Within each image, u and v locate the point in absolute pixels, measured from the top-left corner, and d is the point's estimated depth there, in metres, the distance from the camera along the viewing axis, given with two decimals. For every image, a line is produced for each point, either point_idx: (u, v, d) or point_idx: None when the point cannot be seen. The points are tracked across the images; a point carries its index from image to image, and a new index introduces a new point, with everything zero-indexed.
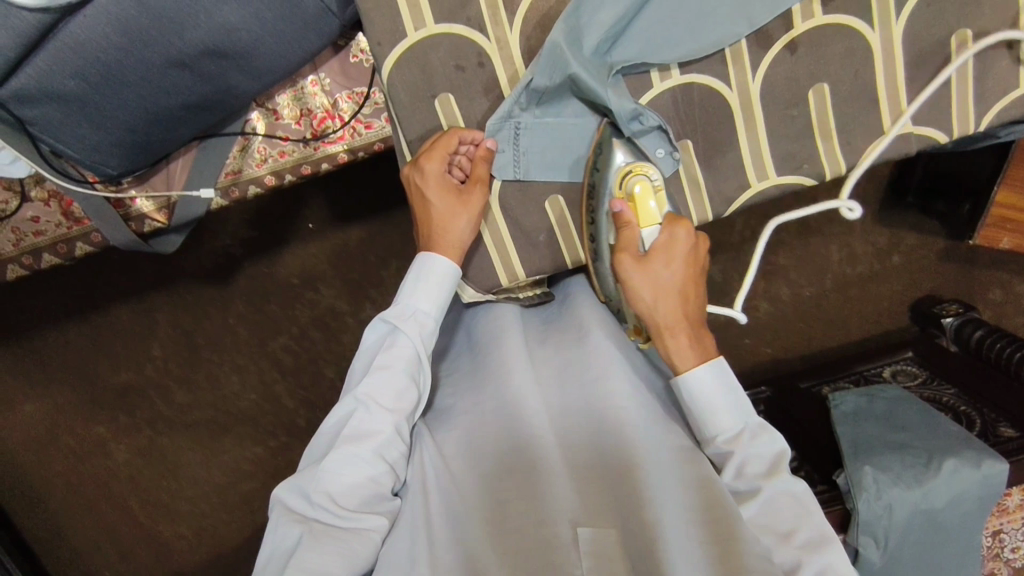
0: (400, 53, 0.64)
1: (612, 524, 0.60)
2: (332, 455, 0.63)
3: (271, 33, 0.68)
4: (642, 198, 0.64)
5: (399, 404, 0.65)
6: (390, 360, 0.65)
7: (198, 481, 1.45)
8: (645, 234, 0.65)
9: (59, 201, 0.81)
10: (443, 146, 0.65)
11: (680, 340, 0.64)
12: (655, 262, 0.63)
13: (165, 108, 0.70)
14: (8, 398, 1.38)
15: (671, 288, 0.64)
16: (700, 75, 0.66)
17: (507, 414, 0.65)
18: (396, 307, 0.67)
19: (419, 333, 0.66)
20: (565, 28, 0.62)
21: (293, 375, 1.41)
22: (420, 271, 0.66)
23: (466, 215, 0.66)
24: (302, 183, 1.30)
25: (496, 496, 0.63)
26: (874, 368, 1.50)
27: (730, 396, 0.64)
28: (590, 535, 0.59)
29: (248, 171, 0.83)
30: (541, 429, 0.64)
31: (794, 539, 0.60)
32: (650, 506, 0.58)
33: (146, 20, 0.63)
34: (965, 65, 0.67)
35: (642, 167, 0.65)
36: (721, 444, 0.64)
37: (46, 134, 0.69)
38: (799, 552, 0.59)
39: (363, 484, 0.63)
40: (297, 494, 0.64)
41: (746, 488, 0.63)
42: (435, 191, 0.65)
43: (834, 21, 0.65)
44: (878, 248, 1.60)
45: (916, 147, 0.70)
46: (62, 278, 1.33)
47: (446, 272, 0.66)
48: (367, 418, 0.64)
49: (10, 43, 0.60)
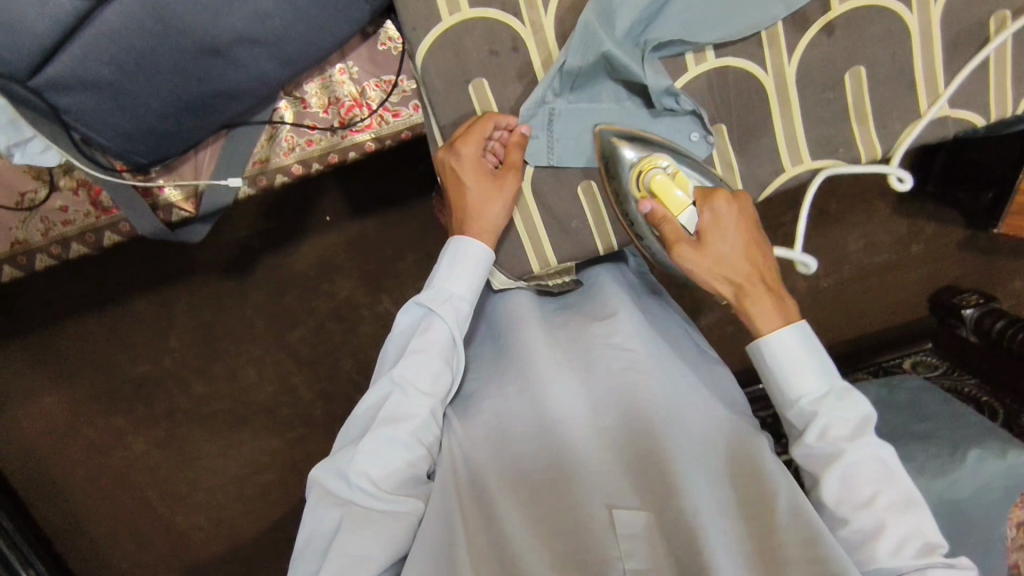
0: (435, 38, 0.64)
1: (646, 505, 0.61)
2: (368, 438, 0.63)
3: (303, 21, 0.68)
4: (664, 188, 0.63)
5: (435, 387, 0.65)
6: (425, 344, 0.65)
7: (217, 472, 1.45)
8: (685, 220, 0.63)
9: (88, 190, 0.82)
10: (479, 130, 0.64)
11: (761, 304, 0.62)
12: (710, 244, 0.61)
13: (196, 98, 0.70)
14: (28, 391, 1.39)
15: (736, 259, 0.62)
16: (736, 59, 0.66)
17: (531, 394, 0.64)
18: (431, 291, 0.66)
19: (454, 316, 0.66)
20: (599, 11, 0.62)
21: (311, 367, 1.41)
22: (455, 255, 0.66)
23: (501, 200, 0.66)
24: (321, 174, 1.30)
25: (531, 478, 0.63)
26: (895, 359, 1.49)
27: (815, 358, 0.61)
28: (628, 516, 0.60)
29: (276, 160, 0.83)
30: (577, 411, 0.64)
31: (878, 505, 0.57)
32: (687, 489, 0.58)
33: (180, 6, 0.63)
34: (1003, 46, 0.66)
35: (652, 160, 0.64)
36: (806, 406, 0.61)
37: (80, 123, 0.70)
38: (881, 513, 0.57)
39: (400, 467, 0.63)
40: (334, 477, 0.64)
41: (829, 452, 0.59)
42: (472, 176, 0.65)
43: (872, 3, 0.65)
44: (896, 239, 1.59)
45: (952, 130, 0.69)
46: (82, 269, 1.33)
47: (480, 256, 0.66)
48: (405, 401, 0.64)
49: (50, 32, 0.62)
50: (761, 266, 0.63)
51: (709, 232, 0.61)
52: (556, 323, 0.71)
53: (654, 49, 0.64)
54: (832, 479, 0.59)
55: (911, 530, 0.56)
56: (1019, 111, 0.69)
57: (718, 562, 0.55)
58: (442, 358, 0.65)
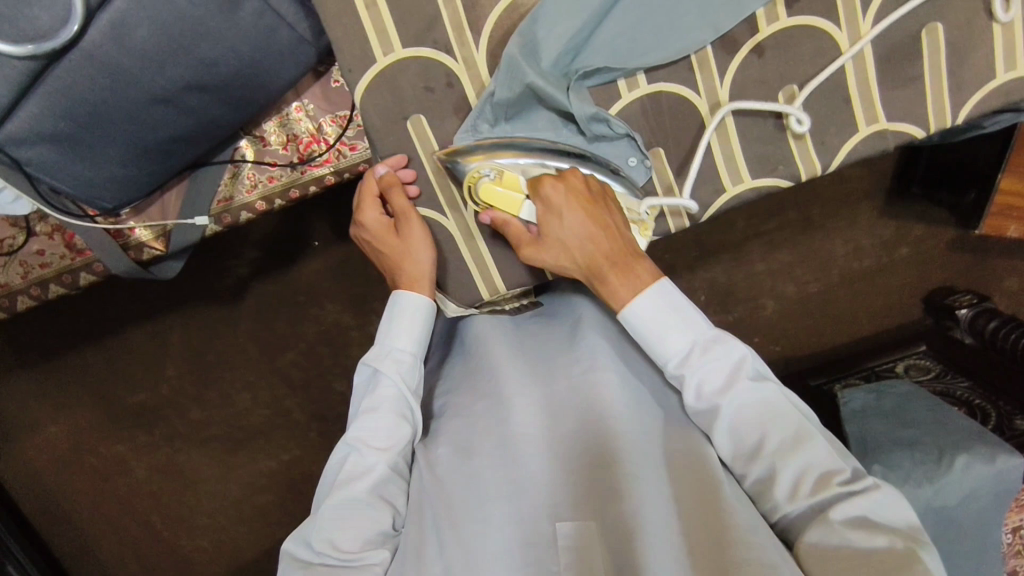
0: (371, 78, 0.66)
1: (588, 515, 0.59)
2: (329, 500, 0.65)
3: (250, 65, 0.72)
4: (496, 192, 0.65)
5: (390, 441, 0.67)
6: (375, 399, 0.68)
7: (216, 495, 1.48)
8: (525, 215, 0.65)
9: (62, 234, 0.85)
10: (369, 195, 0.70)
11: (611, 284, 0.63)
12: (549, 233, 0.64)
13: (154, 141, 0.74)
14: (32, 422, 1.43)
15: (574, 243, 0.63)
16: (667, 84, 0.67)
17: (491, 425, 0.66)
18: (376, 349, 0.70)
19: (398, 370, 0.69)
20: (523, 43, 0.64)
21: (303, 390, 1.44)
22: (392, 313, 0.70)
23: (414, 247, 0.69)
24: (304, 202, 1.33)
25: (479, 500, 0.62)
26: (886, 364, 1.49)
27: (671, 318, 0.63)
28: (572, 529, 0.58)
29: (239, 197, 0.85)
30: (522, 432, 0.64)
31: (766, 450, 0.59)
32: (629, 499, 0.58)
33: (129, 61, 0.65)
34: (937, 59, 0.66)
35: (477, 167, 0.65)
36: (672, 370, 0.63)
37: (42, 173, 0.72)
38: (770, 458, 0.59)
39: (363, 524, 0.64)
40: (302, 544, 0.66)
41: (709, 408, 0.62)
42: (382, 238, 0.70)
43: (800, 23, 0.65)
44: (884, 241, 1.58)
45: (893, 143, 0.69)
46: (79, 303, 1.37)
47: (417, 306, 0.69)
48: (362, 459, 0.67)
49: (5, 90, 0.63)
50: (605, 241, 0.63)
51: (546, 224, 0.64)
52: (520, 351, 0.73)
53: (583, 77, 0.66)
54: (722, 438, 0.61)
55: (809, 463, 0.58)
56: (961, 121, 0.69)
57: (645, 545, 0.56)
58: (393, 412, 0.67)
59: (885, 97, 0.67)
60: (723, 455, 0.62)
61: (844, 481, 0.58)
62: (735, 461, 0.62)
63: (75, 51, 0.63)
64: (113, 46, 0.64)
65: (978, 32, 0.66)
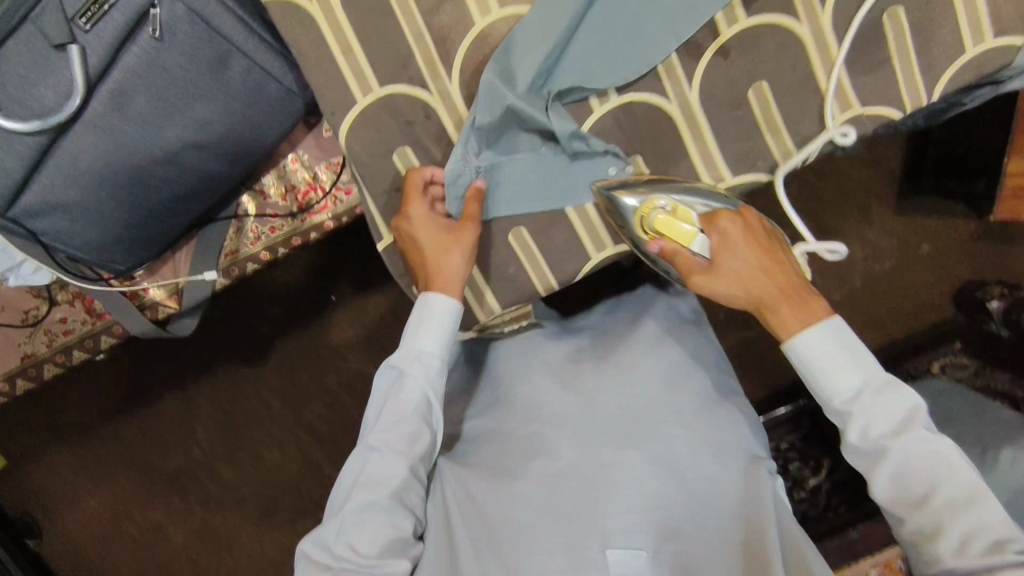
0: (354, 117, 0.69)
1: (641, 545, 0.58)
2: (353, 506, 0.63)
3: (242, 122, 0.75)
4: (669, 222, 0.64)
5: (412, 447, 0.65)
6: (400, 402, 0.66)
7: (252, 557, 1.48)
8: (695, 246, 0.63)
9: (82, 300, 0.89)
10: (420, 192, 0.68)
11: (780, 312, 0.61)
12: (722, 264, 0.62)
13: (158, 202, 0.78)
14: (73, 495, 1.46)
15: (749, 272, 0.61)
16: (639, 94, 0.69)
17: (531, 451, 0.65)
18: (402, 352, 0.68)
19: (427, 374, 0.67)
20: (497, 68, 0.66)
21: (330, 442, 1.44)
22: (420, 315, 0.67)
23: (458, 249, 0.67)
24: (317, 255, 1.37)
25: (521, 519, 0.62)
26: (920, 364, 1.44)
27: (844, 353, 0.61)
28: (623, 556, 0.58)
29: (244, 250, 0.89)
30: (561, 451, 0.63)
31: (933, 498, 0.57)
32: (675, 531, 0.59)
33: (128, 126, 0.70)
34: (900, 40, 0.67)
35: (652, 199, 0.65)
36: (841, 405, 0.61)
37: (57, 242, 0.77)
38: (938, 511, 0.56)
39: (384, 534, 0.62)
40: (319, 546, 0.63)
41: (874, 450, 0.60)
42: (429, 233, 0.67)
43: (760, 22, 0.67)
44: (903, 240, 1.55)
45: (873, 126, 0.69)
46: (113, 373, 1.42)
47: (447, 308, 0.67)
48: (383, 463, 0.64)
49: (16, 164, 0.68)
50: (783, 274, 0.62)
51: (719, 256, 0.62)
52: (542, 364, 0.72)
53: (558, 96, 0.68)
54: (886, 479, 0.59)
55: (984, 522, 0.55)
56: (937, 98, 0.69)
57: None
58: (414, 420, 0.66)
59: (855, 83, 0.68)
60: (880, 498, 0.59)
61: (1020, 549, 0.53)
62: (895, 506, 0.59)
63: (78, 121, 0.68)
64: (110, 113, 0.69)
65: (941, 10, 0.66)
